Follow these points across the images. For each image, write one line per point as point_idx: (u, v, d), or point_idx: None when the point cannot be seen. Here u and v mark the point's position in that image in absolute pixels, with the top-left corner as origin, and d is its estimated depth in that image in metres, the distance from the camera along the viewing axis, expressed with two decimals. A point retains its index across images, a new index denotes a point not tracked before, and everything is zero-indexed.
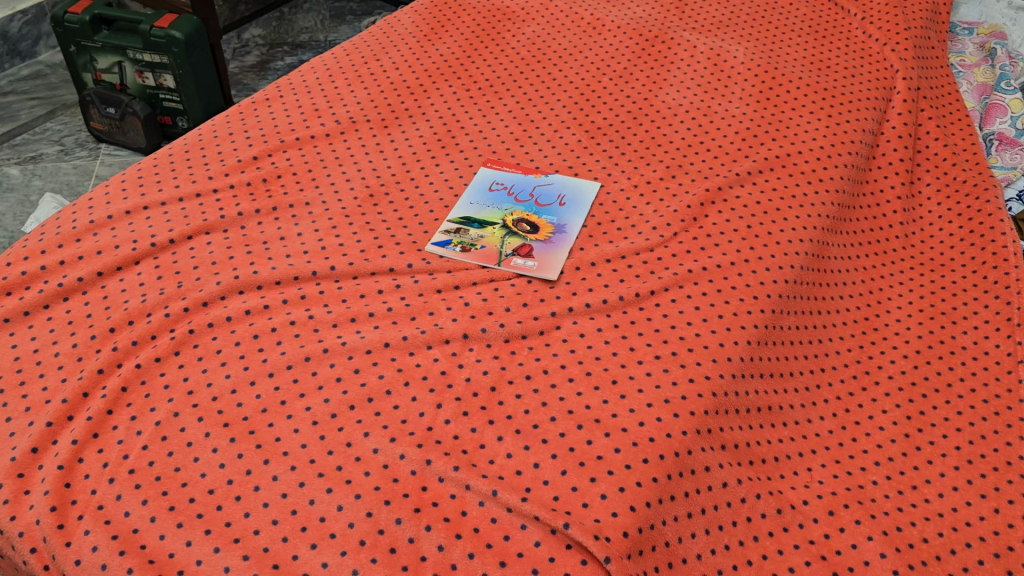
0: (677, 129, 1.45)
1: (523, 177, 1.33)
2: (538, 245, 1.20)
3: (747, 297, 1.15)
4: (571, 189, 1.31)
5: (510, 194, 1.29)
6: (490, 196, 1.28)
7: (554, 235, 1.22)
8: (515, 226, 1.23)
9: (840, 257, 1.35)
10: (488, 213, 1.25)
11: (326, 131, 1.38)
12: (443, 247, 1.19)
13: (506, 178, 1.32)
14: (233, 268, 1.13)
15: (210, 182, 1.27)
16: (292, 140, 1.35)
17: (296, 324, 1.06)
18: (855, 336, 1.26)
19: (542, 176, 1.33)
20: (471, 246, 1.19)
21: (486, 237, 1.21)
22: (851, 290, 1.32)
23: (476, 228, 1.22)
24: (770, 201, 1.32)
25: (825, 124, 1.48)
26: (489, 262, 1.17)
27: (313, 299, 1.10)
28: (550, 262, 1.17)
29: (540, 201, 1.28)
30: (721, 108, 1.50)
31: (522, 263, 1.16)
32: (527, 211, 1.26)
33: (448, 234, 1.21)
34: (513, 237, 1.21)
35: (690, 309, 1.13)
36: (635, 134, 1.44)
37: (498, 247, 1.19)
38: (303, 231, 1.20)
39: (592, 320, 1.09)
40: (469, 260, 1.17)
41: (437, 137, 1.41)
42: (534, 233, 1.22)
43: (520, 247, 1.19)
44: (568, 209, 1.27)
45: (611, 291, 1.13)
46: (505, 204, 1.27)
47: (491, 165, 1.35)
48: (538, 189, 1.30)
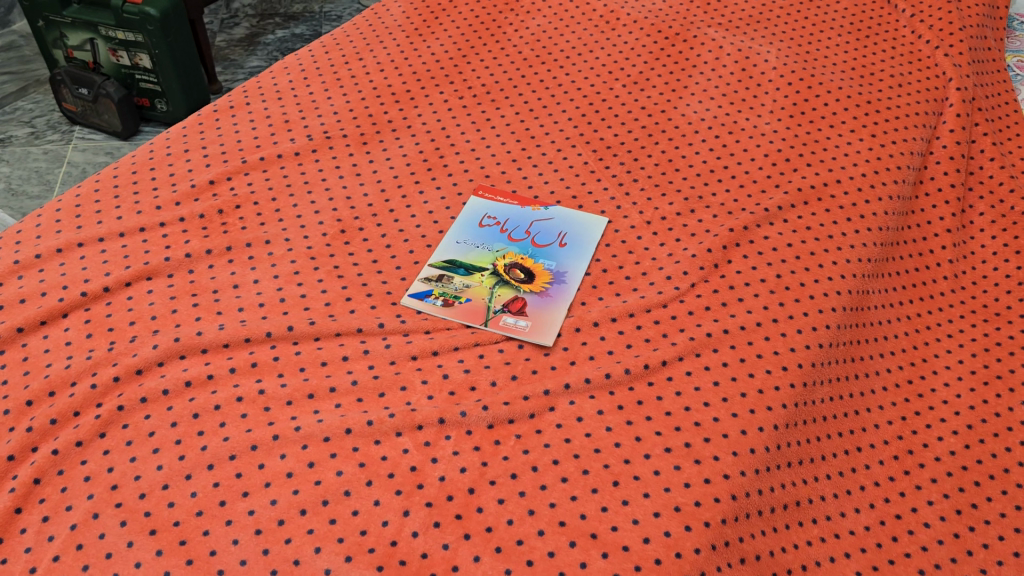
0: (698, 150, 1.27)
1: (520, 209, 1.16)
2: (533, 298, 1.03)
3: (775, 368, 0.99)
4: (574, 226, 1.13)
5: (503, 231, 1.12)
6: (480, 234, 1.11)
7: (552, 285, 1.05)
8: (507, 274, 1.06)
9: (882, 306, 1.17)
10: (477, 256, 1.09)
11: (296, 149, 1.21)
12: (422, 300, 1.02)
13: (499, 210, 1.15)
14: (176, 327, 0.98)
15: (158, 213, 1.10)
16: (255, 160, 1.18)
17: (244, 401, 0.91)
18: (897, 406, 1.08)
19: (542, 207, 1.16)
20: (454, 298, 1.03)
21: (472, 288, 1.04)
22: (893, 346, 1.14)
23: (462, 275, 1.06)
24: (804, 243, 1.14)
25: (868, 145, 1.29)
26: (474, 320, 1.00)
27: (266, 367, 0.94)
28: (546, 322, 1.00)
29: (538, 240, 1.11)
30: (749, 124, 1.32)
31: (512, 323, 1.00)
32: (523, 255, 1.09)
33: (429, 282, 1.05)
34: (504, 287, 1.04)
35: (708, 383, 0.96)
36: (649, 154, 1.26)
37: (485, 301, 1.02)
38: (261, 278, 1.04)
39: (592, 400, 0.93)
40: (451, 317, 1.01)
41: (423, 156, 1.23)
42: (528, 283, 1.05)
43: (511, 301, 1.02)
44: (571, 252, 1.09)
45: (615, 361, 0.97)
46: (497, 245, 1.10)
47: (483, 193, 1.18)
48: (537, 226, 1.13)
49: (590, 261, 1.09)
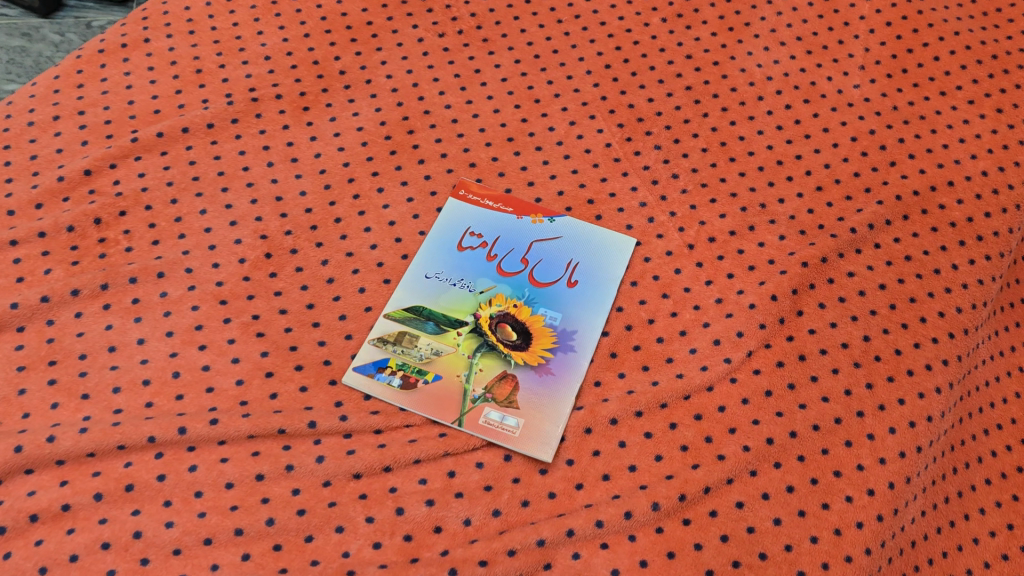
0: (761, 127, 0.93)
1: (516, 221, 0.84)
2: (528, 377, 0.74)
3: (857, 494, 0.71)
4: (588, 252, 0.82)
5: (491, 259, 0.81)
6: (459, 263, 0.81)
7: (555, 355, 0.75)
8: (493, 333, 0.76)
9: (991, 359, 0.88)
10: (453, 301, 0.78)
11: (208, 118, 0.87)
12: (373, 377, 0.73)
13: (486, 224, 0.84)
14: (23, 419, 0.69)
15: (10, 224, 0.79)
16: (150, 137, 0.85)
17: (111, 550, 0.64)
18: (1002, 508, 0.81)
19: (545, 220, 0.85)
20: (418, 373, 0.74)
21: (443, 356, 0.75)
22: (1002, 417, 0.86)
23: (430, 334, 0.76)
24: (901, 283, 0.83)
25: (992, 123, 0.95)
26: (444, 413, 0.72)
27: (147, 491, 0.66)
28: (543, 419, 0.72)
29: (538, 275, 0.80)
30: (831, 87, 0.97)
31: (498, 421, 0.71)
32: (516, 300, 0.78)
33: (384, 345, 0.75)
34: (488, 356, 0.75)
35: (766, 522, 0.69)
36: (695, 133, 0.92)
37: (461, 379, 0.73)
38: (148, 336, 0.74)
39: (604, 551, 0.66)
40: (412, 408, 0.72)
41: (385, 130, 0.90)
42: (522, 350, 0.75)
43: (497, 382, 0.73)
44: (583, 298, 0.79)
45: (639, 488, 0.69)
46: (481, 282, 0.80)
47: (465, 193, 0.86)
48: (537, 251, 0.82)
49: (608, 311, 0.79)
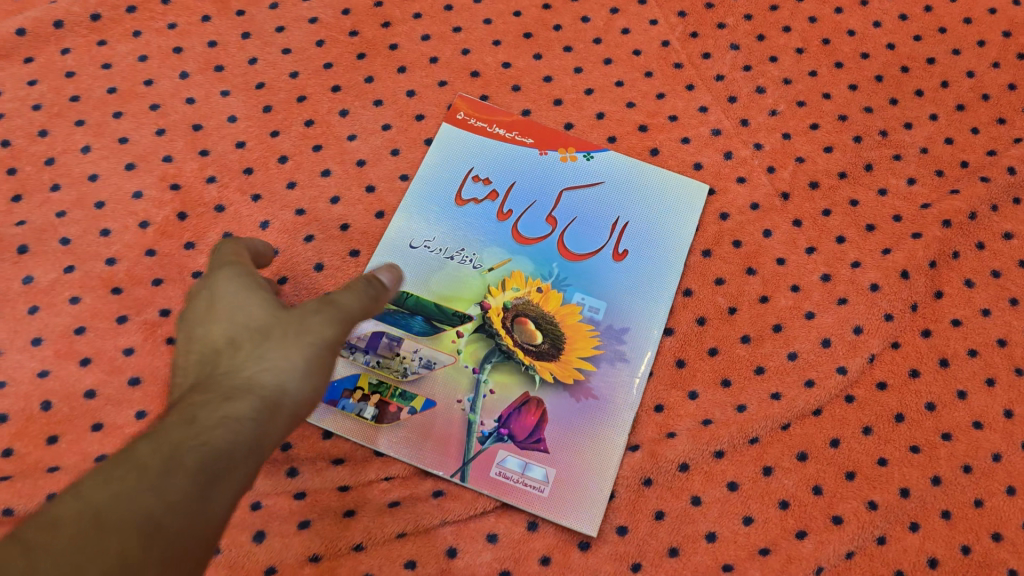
0: (878, 17, 0.67)
1: (538, 159, 0.59)
2: (560, 403, 0.51)
3: None
4: (641, 207, 0.58)
5: (504, 218, 0.57)
6: (458, 225, 0.56)
7: (597, 367, 0.53)
8: (509, 334, 0.53)
9: None
10: (449, 283, 0.55)
11: (93, 6, 0.61)
12: (335, 407, 0.51)
13: (495, 163, 0.59)
14: None
15: None
16: (8, 37, 0.59)
17: None
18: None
19: (580, 156, 0.59)
20: (401, 399, 0.52)
21: (437, 371, 0.52)
22: None
23: (417, 336, 0.53)
24: None
25: None
26: (440, 462, 0.50)
27: None
28: (583, 470, 0.50)
29: (571, 242, 0.56)
30: None
31: (517, 473, 0.50)
32: (541, 282, 0.55)
33: (351, 355, 0.52)
34: (502, 371, 0.52)
35: None
36: (786, 26, 0.66)
37: (463, 408, 0.51)
38: (6, 345, 0.51)
39: None
40: (393, 453, 0.50)
41: (349, 23, 0.63)
42: (551, 360, 0.52)
43: (516, 412, 0.51)
44: (635, 277, 0.56)
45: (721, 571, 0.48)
46: (490, 254, 0.55)
47: (465, 116, 0.60)
48: (568, 206, 0.58)
49: (672, 295, 0.55)
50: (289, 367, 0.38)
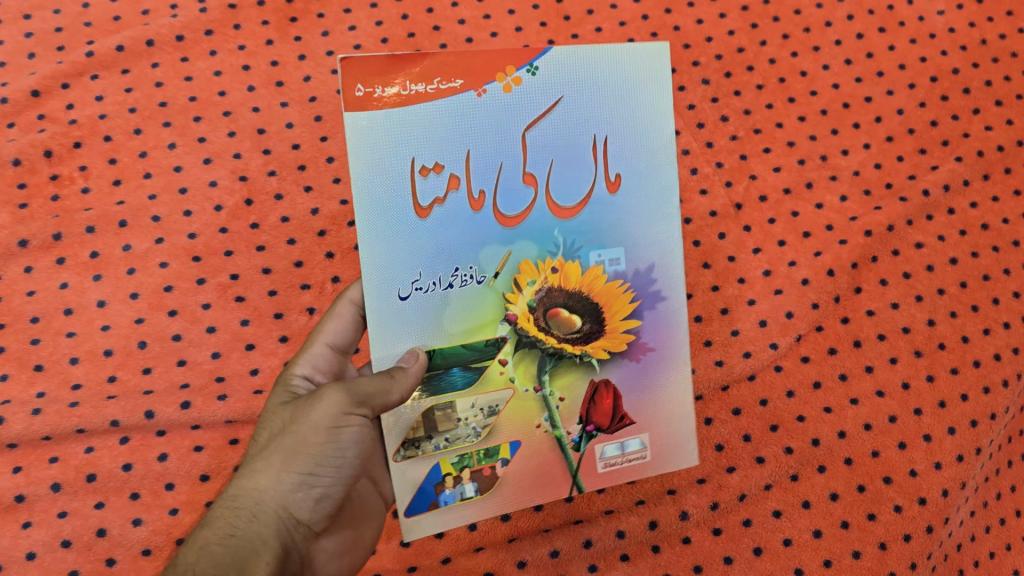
0: (827, 60, 0.81)
1: (479, 103, 0.45)
2: (626, 377, 0.50)
3: (907, 504, 0.64)
4: (622, 108, 0.47)
5: (478, 206, 0.46)
6: (438, 243, 0.46)
7: (642, 321, 0.50)
8: (549, 334, 0.48)
9: None
10: (462, 315, 0.47)
11: (177, 29, 0.73)
12: (438, 506, 0.49)
13: (432, 141, 0.45)
14: None
15: None
16: (108, 52, 0.71)
17: (72, 549, 0.57)
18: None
19: (522, 74, 0.46)
20: (488, 459, 0.49)
21: (505, 409, 0.49)
22: None
23: (466, 390, 0.48)
24: (975, 257, 0.73)
25: None
26: (561, 488, 0.50)
27: (111, 481, 0.59)
28: (661, 418, 0.51)
29: (560, 194, 0.47)
30: (910, 13, 0.83)
31: (618, 456, 0.50)
32: (552, 260, 0.48)
33: (414, 451, 0.48)
34: (562, 377, 0.49)
35: (805, 535, 0.62)
36: (750, 65, 0.80)
37: (546, 429, 0.49)
38: (110, 298, 0.64)
39: (624, 565, 0.59)
40: (514, 507, 0.50)
41: (387, 49, 0.76)
42: (598, 339, 0.49)
43: (593, 406, 0.50)
44: (641, 200, 0.48)
45: (667, 493, 0.61)
46: (490, 258, 0.47)
47: (366, 90, 0.44)
48: (542, 147, 0.47)
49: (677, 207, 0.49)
50: (264, 487, 0.45)
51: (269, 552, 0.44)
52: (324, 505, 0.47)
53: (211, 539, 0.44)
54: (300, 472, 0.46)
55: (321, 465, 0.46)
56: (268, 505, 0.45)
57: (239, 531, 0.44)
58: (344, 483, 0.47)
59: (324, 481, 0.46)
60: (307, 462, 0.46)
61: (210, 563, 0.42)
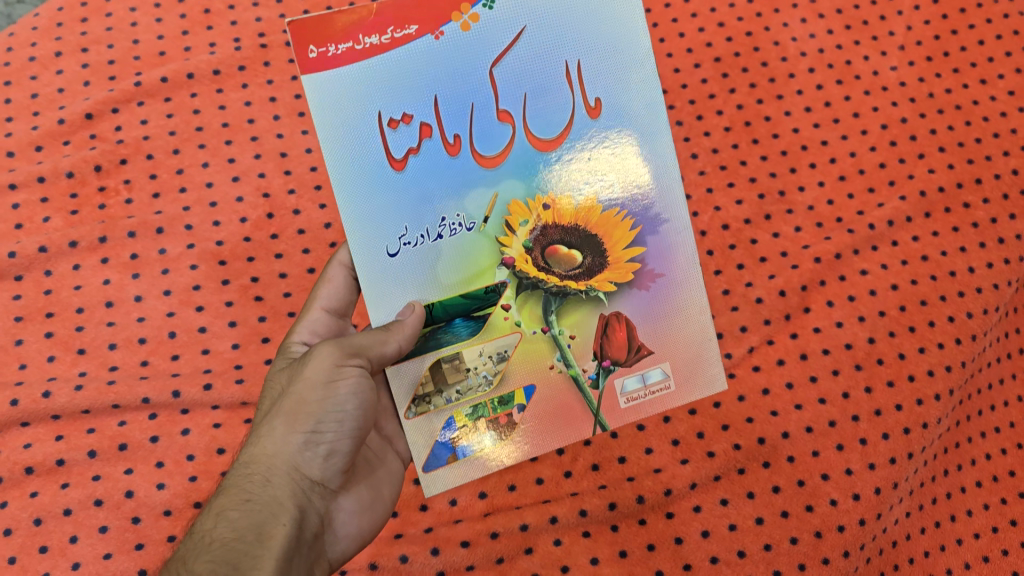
0: (789, 107, 0.90)
1: (438, 44, 0.52)
2: (640, 304, 0.56)
3: (842, 498, 0.72)
4: (579, 35, 0.53)
5: (456, 149, 0.53)
6: (421, 193, 0.53)
7: (647, 248, 0.56)
8: (549, 273, 0.55)
9: (996, 359, 0.85)
10: (455, 264, 0.54)
11: (214, 64, 0.83)
12: (457, 457, 0.56)
13: (395, 93, 0.52)
14: (19, 370, 0.70)
15: (9, 167, 0.78)
16: (154, 83, 0.81)
17: (103, 507, 0.65)
18: (990, 510, 0.79)
19: (478, 10, 0.52)
20: (502, 407, 0.56)
21: (515, 354, 0.56)
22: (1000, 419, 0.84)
23: (475, 341, 0.56)
24: (914, 284, 0.82)
25: None
26: (579, 426, 0.57)
27: (140, 451, 0.67)
28: (680, 335, 0.57)
29: (538, 130, 0.54)
30: (867, 68, 0.93)
31: (640, 388, 0.57)
32: (542, 198, 0.54)
33: (432, 405, 0.56)
34: (567, 315, 0.56)
35: (748, 521, 0.70)
36: (720, 109, 0.89)
37: (559, 369, 0.57)
38: (145, 293, 0.73)
39: (586, 540, 0.67)
40: (534, 449, 0.57)
41: None
42: (599, 271, 0.56)
43: (607, 340, 0.56)
44: (619, 126, 0.55)
45: (626, 480, 0.70)
46: (475, 204, 0.54)
47: (320, 49, 0.50)
48: (511, 85, 0.53)
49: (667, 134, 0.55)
50: (273, 450, 0.52)
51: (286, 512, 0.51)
52: (332, 461, 0.53)
53: (230, 505, 0.51)
54: (304, 431, 0.52)
55: (323, 423, 0.52)
56: (279, 466, 0.52)
57: (255, 496, 0.51)
58: (348, 438, 0.54)
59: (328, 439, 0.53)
60: (309, 422, 0.52)
61: (229, 529, 0.49)
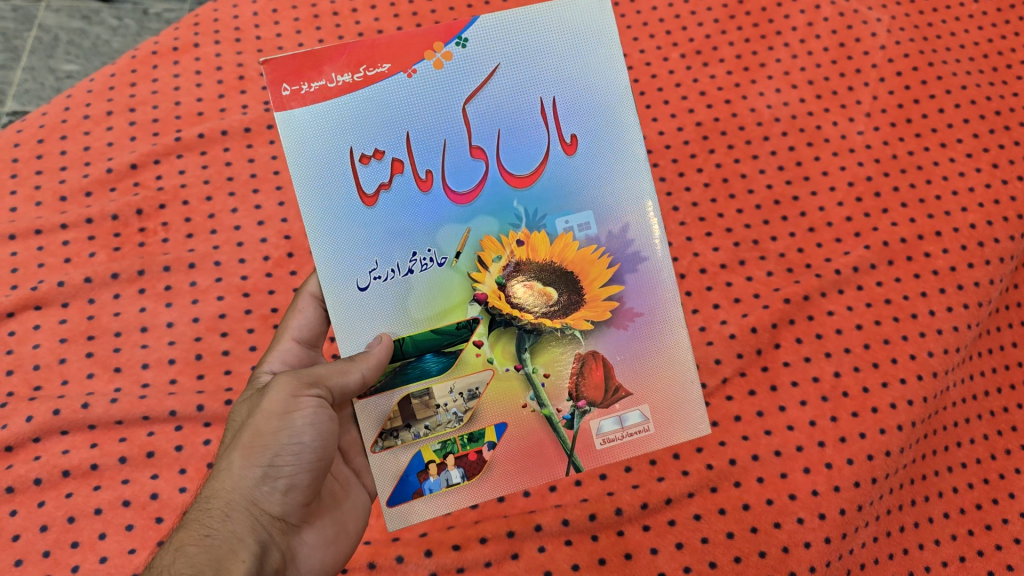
0: (763, 166, 0.99)
1: (408, 81, 0.59)
2: (619, 343, 0.61)
3: (809, 517, 0.77)
4: (550, 75, 0.60)
5: (428, 184, 0.59)
6: (394, 231, 0.59)
7: (624, 285, 0.61)
8: (523, 310, 0.61)
9: (961, 399, 0.90)
10: (426, 300, 0.60)
11: (246, 122, 0.93)
12: (424, 492, 0.61)
13: (369, 132, 0.58)
14: (62, 385, 0.78)
15: (62, 209, 0.88)
16: (192, 138, 0.91)
17: (130, 507, 0.72)
18: (957, 540, 0.83)
19: (449, 49, 0.59)
20: (473, 445, 0.61)
21: (486, 392, 0.61)
22: (966, 454, 0.88)
23: (445, 377, 0.61)
24: (878, 324, 0.88)
25: (986, 178, 0.97)
26: (546, 467, 0.61)
27: (166, 458, 0.75)
28: (659, 375, 0.62)
29: (510, 164, 0.60)
30: (837, 130, 1.01)
31: (618, 429, 0.61)
32: (516, 234, 0.60)
33: (400, 439, 0.61)
34: (540, 353, 0.61)
35: (719, 535, 0.76)
36: (700, 167, 0.99)
37: (532, 409, 0.61)
38: (177, 320, 0.82)
39: (567, 548, 0.74)
40: (501, 490, 0.61)
41: None
42: (574, 309, 0.61)
43: (582, 380, 0.61)
44: (593, 157, 0.61)
45: (606, 494, 0.78)
46: (447, 239, 0.60)
47: (294, 89, 0.57)
48: (482, 122, 0.60)
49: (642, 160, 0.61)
50: (231, 485, 0.56)
51: (242, 545, 0.55)
52: (290, 495, 0.58)
53: (188, 541, 0.54)
54: (261, 466, 0.57)
55: (279, 457, 0.57)
56: (237, 500, 0.56)
57: (214, 530, 0.54)
58: (305, 472, 0.58)
59: (285, 472, 0.57)
60: (265, 456, 0.57)
61: (186, 564, 0.52)
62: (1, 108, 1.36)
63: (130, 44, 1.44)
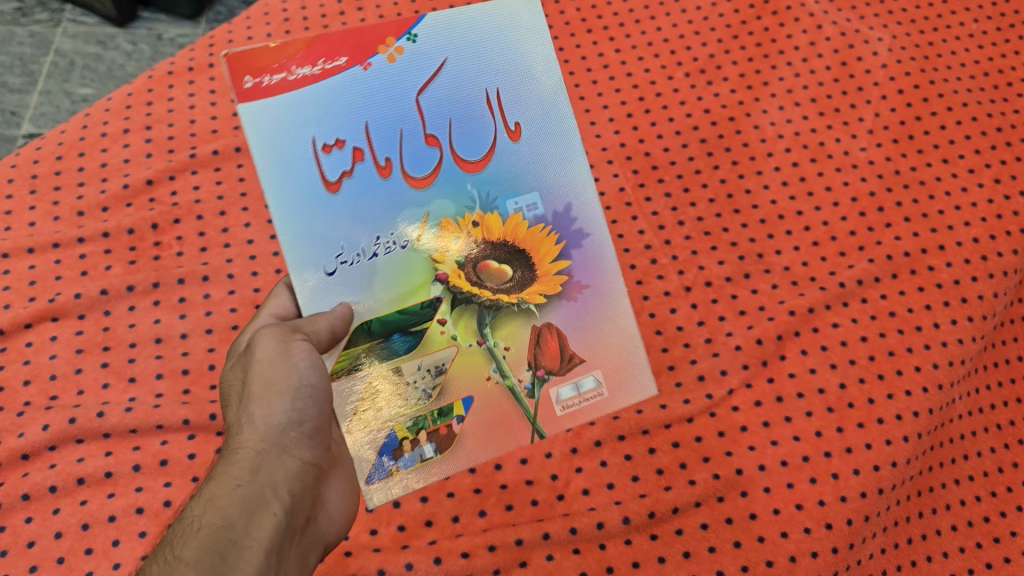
0: (768, 181, 1.00)
1: (364, 74, 0.64)
2: (570, 313, 0.69)
3: (816, 527, 0.77)
4: (493, 71, 0.67)
5: (388, 171, 0.65)
6: (355, 215, 0.64)
7: (570, 260, 0.69)
8: (483, 287, 0.67)
9: (968, 411, 0.90)
10: (389, 282, 0.65)
11: None
12: (403, 467, 0.66)
13: (326, 122, 0.63)
14: (78, 395, 0.80)
15: (79, 224, 0.90)
16: (206, 154, 0.94)
17: (144, 515, 0.73)
18: (965, 552, 0.83)
19: (399, 46, 0.65)
20: (441, 420, 0.67)
21: (451, 367, 0.67)
22: (974, 465, 0.88)
23: (412, 356, 0.67)
24: (882, 337, 0.89)
25: (989, 193, 0.98)
26: (512, 434, 0.68)
27: (179, 466, 0.76)
28: (607, 341, 0.69)
29: (462, 149, 0.66)
30: (841, 146, 1.02)
31: (574, 395, 0.68)
32: (471, 215, 0.67)
33: (376, 417, 0.66)
34: (501, 327, 0.68)
35: (726, 544, 0.76)
36: (704, 183, 1.01)
37: (495, 380, 0.68)
38: (191, 331, 0.84)
39: (575, 556, 0.75)
40: (472, 459, 0.67)
41: None
42: (529, 284, 0.68)
43: (541, 350, 0.68)
44: (537, 141, 0.68)
45: (614, 503, 0.78)
46: (407, 221, 0.65)
47: (254, 81, 0.62)
48: (436, 112, 0.66)
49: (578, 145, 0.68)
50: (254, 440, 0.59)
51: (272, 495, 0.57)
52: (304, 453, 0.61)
53: (220, 492, 0.55)
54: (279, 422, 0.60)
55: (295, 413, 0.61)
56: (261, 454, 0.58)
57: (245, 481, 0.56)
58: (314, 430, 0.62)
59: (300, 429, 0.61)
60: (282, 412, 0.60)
61: (223, 513, 0.54)
62: (19, 130, 1.37)
63: (144, 67, 1.48)
